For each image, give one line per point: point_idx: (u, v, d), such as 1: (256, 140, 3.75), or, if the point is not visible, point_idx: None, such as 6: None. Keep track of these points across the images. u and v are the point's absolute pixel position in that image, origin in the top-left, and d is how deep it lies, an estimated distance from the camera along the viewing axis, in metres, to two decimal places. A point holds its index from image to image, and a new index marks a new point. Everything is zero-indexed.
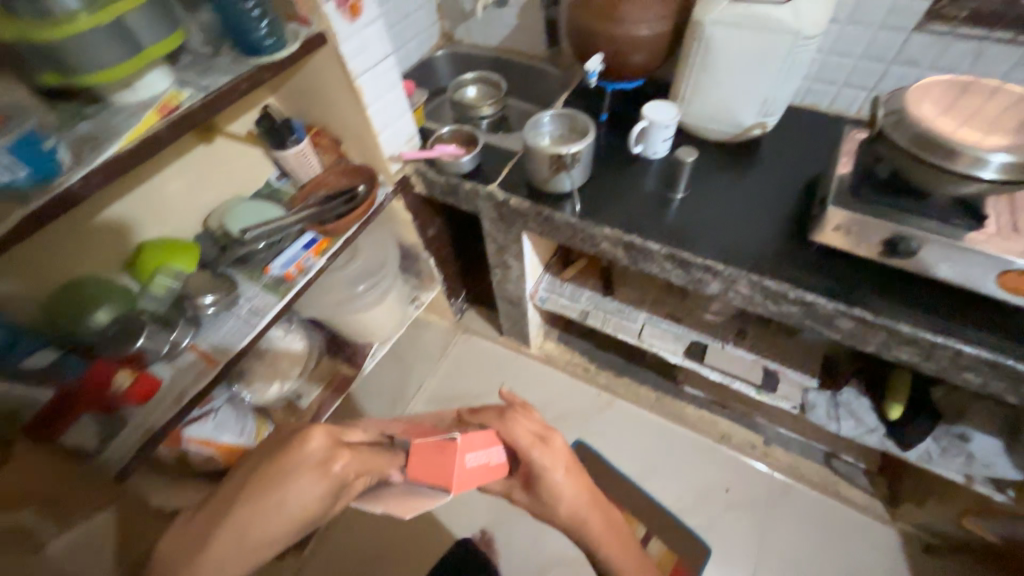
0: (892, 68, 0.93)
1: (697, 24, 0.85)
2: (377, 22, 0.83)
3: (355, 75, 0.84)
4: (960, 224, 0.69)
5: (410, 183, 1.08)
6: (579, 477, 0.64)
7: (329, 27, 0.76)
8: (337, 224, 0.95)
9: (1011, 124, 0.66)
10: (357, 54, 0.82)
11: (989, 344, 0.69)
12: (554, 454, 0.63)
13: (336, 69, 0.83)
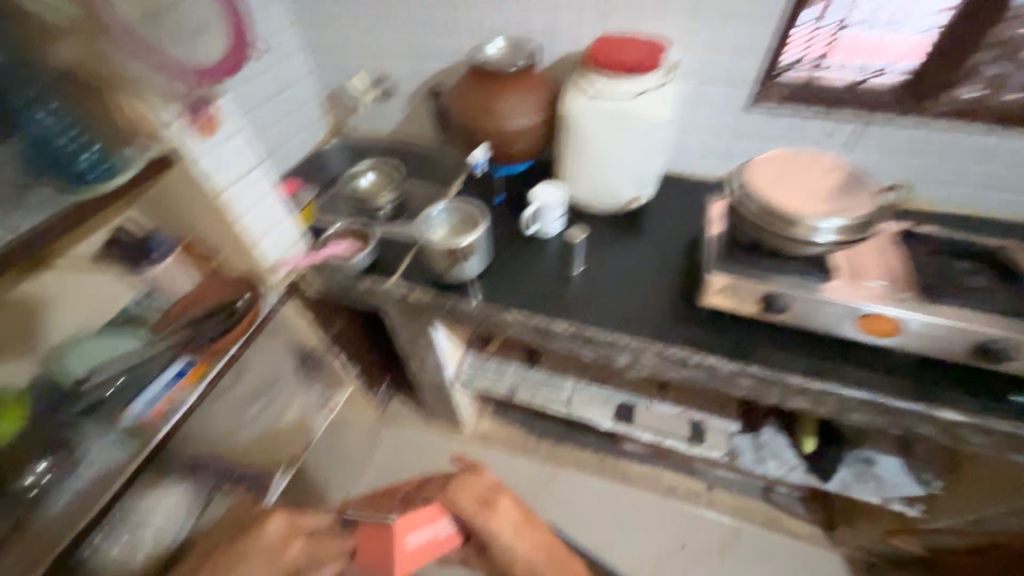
0: (737, 139, 1.06)
1: (565, 117, 0.91)
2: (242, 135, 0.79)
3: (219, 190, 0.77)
4: (814, 279, 0.77)
5: (301, 286, 0.98)
6: (526, 530, 0.71)
7: (179, 144, 0.70)
8: (213, 345, 0.84)
9: (835, 191, 0.76)
10: (218, 167, 0.76)
11: (868, 383, 0.74)
12: (501, 513, 0.70)
13: (198, 185, 0.76)
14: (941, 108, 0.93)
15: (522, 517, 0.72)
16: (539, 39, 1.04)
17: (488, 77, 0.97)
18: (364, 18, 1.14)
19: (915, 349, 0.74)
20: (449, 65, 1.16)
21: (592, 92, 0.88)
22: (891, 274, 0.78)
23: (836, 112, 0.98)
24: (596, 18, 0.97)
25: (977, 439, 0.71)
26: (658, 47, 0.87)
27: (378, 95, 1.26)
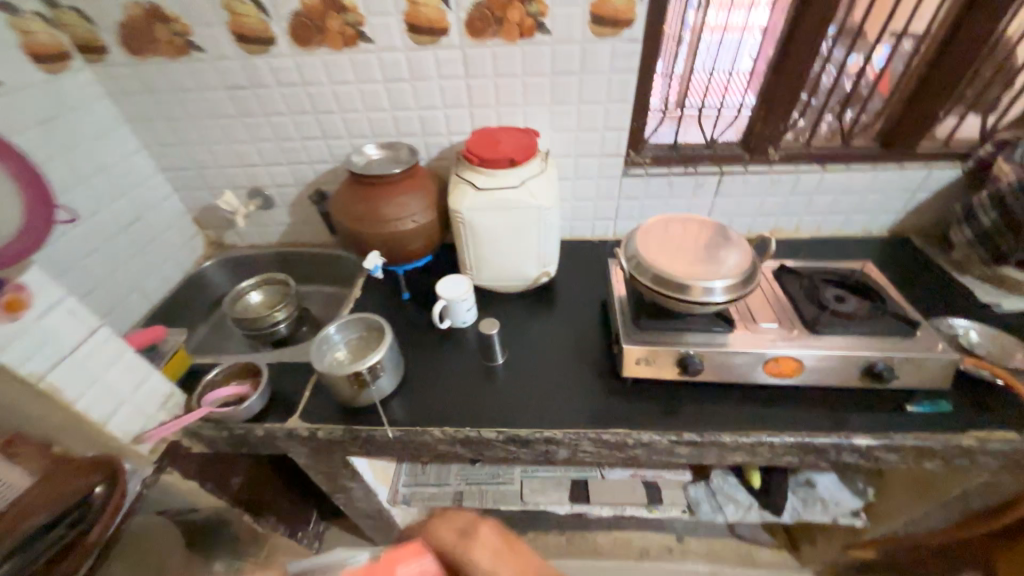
0: (622, 202, 1.13)
1: (454, 211, 0.90)
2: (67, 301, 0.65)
3: (38, 375, 0.62)
4: (719, 331, 0.80)
5: (180, 448, 0.82)
6: (520, 554, 0.54)
7: None
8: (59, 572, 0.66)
9: (715, 250, 0.81)
10: (32, 353, 0.61)
11: (789, 424, 0.77)
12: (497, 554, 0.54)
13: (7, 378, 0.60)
14: (780, 153, 1.05)
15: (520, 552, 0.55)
16: (416, 137, 1.04)
17: (369, 183, 0.92)
18: (225, 135, 1.07)
19: (821, 383, 0.79)
20: (329, 170, 1.11)
21: (475, 186, 0.88)
22: (781, 314, 0.84)
23: (699, 167, 1.08)
24: (467, 113, 1.00)
25: (892, 457, 0.75)
26: (529, 138, 0.90)
27: (255, 208, 1.17)
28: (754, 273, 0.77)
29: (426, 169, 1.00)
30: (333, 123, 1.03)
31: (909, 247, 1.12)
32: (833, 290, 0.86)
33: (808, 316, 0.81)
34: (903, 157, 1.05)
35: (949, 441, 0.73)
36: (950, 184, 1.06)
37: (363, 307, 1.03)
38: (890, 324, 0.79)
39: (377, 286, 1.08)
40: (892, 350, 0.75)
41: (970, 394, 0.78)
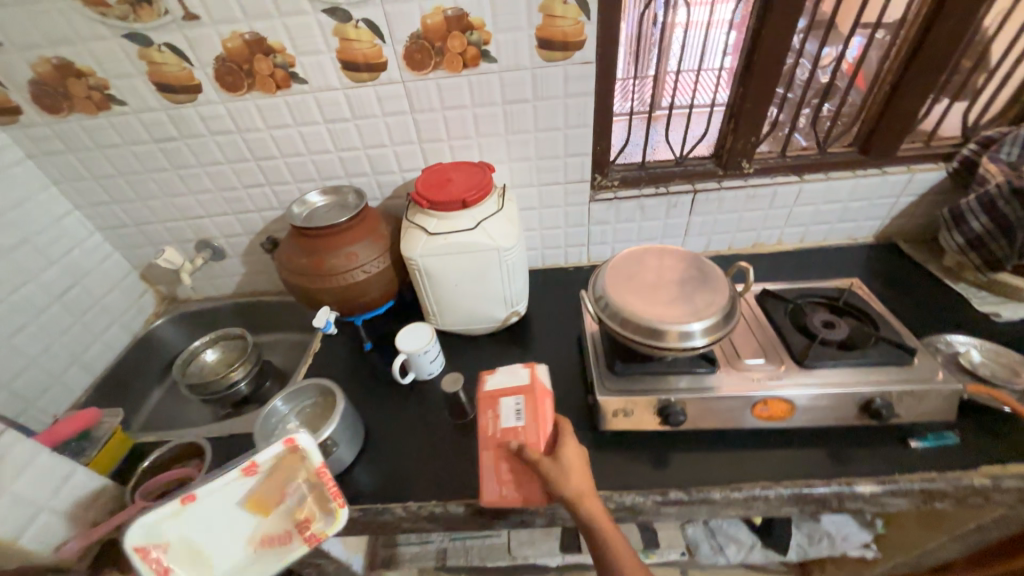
0: (593, 227, 1.06)
1: (407, 259, 0.83)
2: None
3: None
4: (701, 372, 0.73)
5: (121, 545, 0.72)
6: (587, 471, 0.62)
7: None
8: None
9: (688, 286, 0.74)
10: None
11: (784, 473, 0.70)
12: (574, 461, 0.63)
13: None
14: (754, 167, 1.00)
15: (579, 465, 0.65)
16: (367, 177, 0.98)
17: (312, 236, 0.85)
18: (162, 189, 1.00)
19: (815, 423, 0.72)
20: (279, 216, 1.04)
21: (427, 231, 0.81)
22: (768, 348, 0.77)
23: (671, 187, 1.01)
24: (418, 149, 0.94)
25: (898, 502, 0.68)
26: (482, 175, 0.84)
27: (204, 261, 1.10)
28: (731, 310, 0.71)
29: (377, 211, 0.92)
30: (276, 169, 0.96)
31: (899, 254, 1.06)
32: (822, 315, 0.80)
33: (797, 348, 0.75)
34: (883, 162, 0.99)
35: (958, 482, 0.66)
36: (935, 186, 1.01)
37: (322, 362, 0.95)
38: (884, 352, 0.72)
39: (337, 337, 1.01)
40: (888, 383, 0.69)
41: (977, 424, 0.72)
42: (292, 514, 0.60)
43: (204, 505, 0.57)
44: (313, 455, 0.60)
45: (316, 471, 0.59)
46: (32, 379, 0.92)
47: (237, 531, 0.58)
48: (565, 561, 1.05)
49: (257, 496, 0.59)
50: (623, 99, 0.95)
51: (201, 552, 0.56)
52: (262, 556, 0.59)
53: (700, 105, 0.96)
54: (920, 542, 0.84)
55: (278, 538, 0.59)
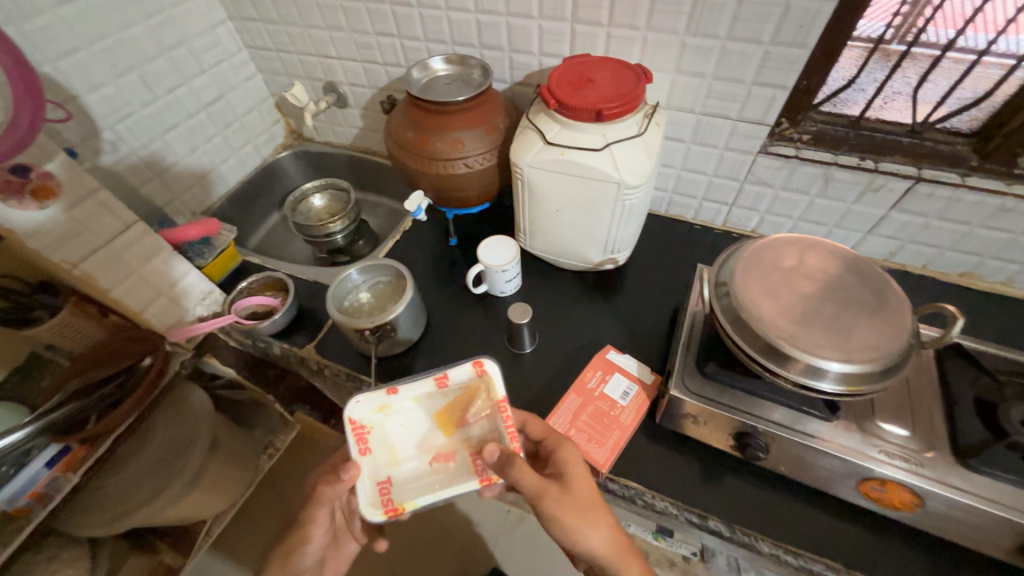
0: (747, 186, 0.84)
1: (513, 164, 0.72)
2: (101, 192, 0.68)
3: (74, 261, 0.67)
4: (813, 416, 0.58)
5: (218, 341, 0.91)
6: (588, 487, 0.57)
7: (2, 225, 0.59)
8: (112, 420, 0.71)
9: (849, 311, 0.55)
10: (69, 241, 0.66)
11: (862, 562, 0.58)
12: (572, 495, 0.56)
13: (43, 260, 0.65)
14: None
15: (597, 503, 0.57)
16: (500, 52, 0.83)
17: (424, 108, 0.77)
18: (302, 17, 0.96)
19: (937, 531, 0.56)
20: (401, 75, 0.96)
21: (545, 138, 0.68)
22: (920, 418, 0.58)
23: (882, 163, 0.73)
24: (568, 31, 0.76)
25: None
26: (632, 82, 0.65)
27: (328, 105, 1.09)
28: (899, 363, 0.52)
29: (498, 97, 0.80)
30: (409, 18, 0.86)
31: None
32: None
33: (966, 438, 0.54)
34: None
35: None
36: None
37: (406, 244, 0.95)
38: None
39: (427, 223, 0.98)
40: None
41: None
42: (471, 447, 0.60)
43: (403, 401, 0.61)
44: (497, 386, 0.61)
45: (496, 403, 0.60)
46: (179, 176, 1.04)
47: (423, 439, 0.60)
48: None
49: (446, 411, 0.61)
50: (867, 17, 0.66)
51: (394, 448, 0.59)
52: (438, 475, 0.58)
53: (999, 52, 0.63)
54: None
55: (453, 461, 0.59)
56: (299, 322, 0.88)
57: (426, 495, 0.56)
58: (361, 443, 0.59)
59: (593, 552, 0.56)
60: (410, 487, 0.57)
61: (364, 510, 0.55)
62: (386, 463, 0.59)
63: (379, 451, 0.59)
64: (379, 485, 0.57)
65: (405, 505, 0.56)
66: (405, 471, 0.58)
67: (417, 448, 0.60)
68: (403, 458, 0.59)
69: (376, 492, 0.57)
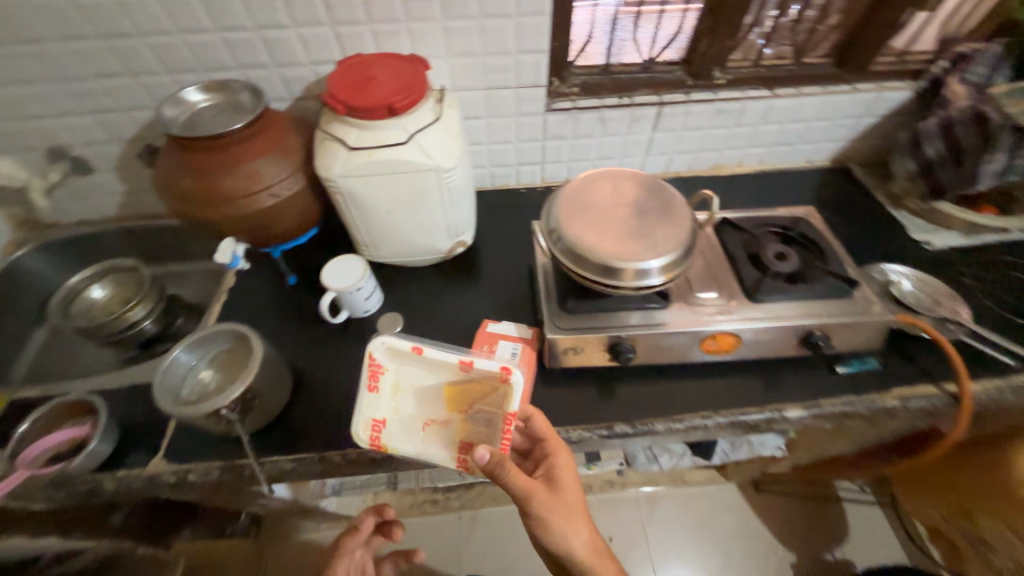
0: (548, 143, 0.94)
1: (324, 181, 0.69)
2: None
3: None
4: (655, 308, 0.70)
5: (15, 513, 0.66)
6: (572, 490, 0.64)
7: None
8: None
9: (651, 218, 0.67)
10: None
11: (725, 402, 0.73)
12: (557, 498, 0.63)
13: None
14: (727, 77, 0.89)
15: (578, 507, 0.64)
16: (265, 69, 0.77)
17: (197, 148, 0.67)
18: None
19: (758, 355, 0.74)
20: (152, 119, 0.82)
21: (346, 145, 0.66)
22: (721, 279, 0.74)
23: (635, 97, 0.89)
24: (331, 34, 0.73)
25: (820, 421, 0.74)
26: (413, 72, 0.67)
27: (63, 175, 0.87)
28: (693, 245, 0.66)
29: (282, 116, 0.74)
30: (135, 52, 0.73)
31: (851, 178, 1.04)
32: (776, 246, 0.76)
33: (748, 281, 0.72)
34: (855, 77, 0.92)
35: (873, 403, 0.71)
36: (898, 107, 0.96)
37: (237, 301, 0.83)
38: (831, 286, 0.72)
39: (254, 271, 0.87)
40: (831, 317, 0.70)
41: (897, 348, 0.76)
42: (466, 429, 0.63)
43: (422, 361, 0.64)
44: (513, 400, 0.60)
45: (506, 414, 0.60)
46: None
47: (424, 402, 0.64)
48: None
49: (454, 393, 0.63)
50: None
51: (400, 393, 0.64)
52: (423, 439, 0.62)
53: None
54: (825, 443, 0.93)
55: (442, 432, 0.63)
56: (130, 440, 0.71)
57: (410, 447, 0.62)
58: (373, 379, 0.62)
59: (571, 551, 0.63)
60: (398, 437, 0.62)
61: (354, 433, 0.61)
62: (387, 406, 0.63)
63: (386, 393, 0.63)
64: (373, 423, 0.62)
65: (390, 447, 0.61)
66: (398, 422, 0.63)
67: (417, 407, 0.64)
68: (403, 408, 0.64)
69: (369, 425, 0.62)
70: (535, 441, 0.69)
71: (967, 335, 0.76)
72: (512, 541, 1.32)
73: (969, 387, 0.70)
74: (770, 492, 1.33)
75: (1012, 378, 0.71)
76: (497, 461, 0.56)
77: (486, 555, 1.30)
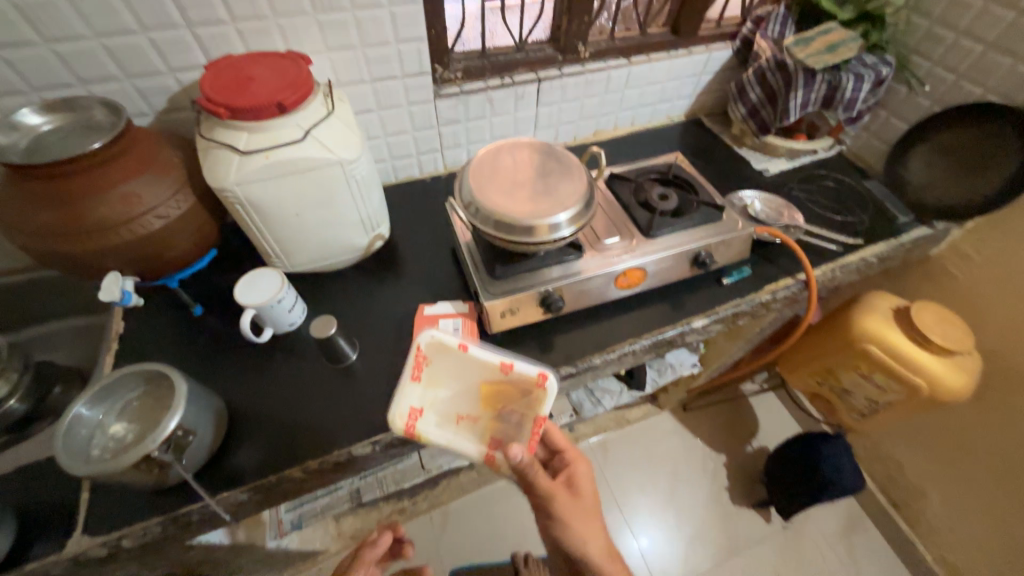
0: (443, 129, 0.97)
1: (219, 191, 0.64)
2: None
3: None
4: (572, 259, 0.78)
5: None
6: (590, 497, 0.68)
7: None
8: None
9: (553, 177, 0.74)
10: None
11: (646, 329, 0.83)
12: (576, 502, 0.67)
13: None
14: (589, 51, 1.00)
15: (596, 515, 0.68)
16: (115, 82, 0.69)
17: (51, 175, 0.59)
18: None
19: (662, 281, 0.86)
20: None
21: (238, 150, 0.62)
22: (620, 225, 0.85)
23: (515, 77, 0.96)
24: (189, 36, 0.68)
25: (720, 327, 0.88)
26: (294, 67, 0.65)
27: None
28: (592, 195, 0.74)
29: (148, 131, 0.67)
30: None
31: (703, 127, 1.23)
32: (658, 189, 0.88)
33: (642, 221, 0.84)
34: (689, 42, 1.09)
35: (752, 300, 0.87)
36: (726, 64, 1.15)
37: (135, 346, 0.74)
38: (704, 213, 0.86)
39: (148, 310, 0.78)
40: (710, 238, 0.84)
41: (761, 255, 0.94)
42: (495, 427, 0.66)
43: (463, 359, 0.66)
44: (545, 405, 0.65)
45: (536, 417, 0.65)
46: None
47: (462, 397, 0.66)
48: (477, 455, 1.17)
49: (489, 394, 0.66)
50: None
51: (436, 386, 0.66)
52: (454, 431, 0.64)
53: None
54: (727, 349, 1.11)
55: (473, 430, 0.65)
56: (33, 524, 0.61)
57: (442, 439, 0.64)
58: (417, 369, 0.65)
59: (589, 556, 0.65)
60: (432, 428, 0.64)
61: (393, 416, 0.63)
62: (423, 396, 0.65)
63: (426, 384, 0.66)
64: (412, 410, 0.64)
65: (423, 436, 0.63)
66: (434, 415, 0.65)
67: (452, 401, 0.66)
68: (439, 402, 0.66)
69: (406, 412, 0.64)
70: (556, 450, 0.74)
71: (805, 235, 0.96)
72: (490, 520, 1.36)
73: (813, 272, 0.89)
74: (696, 408, 1.53)
75: (839, 259, 0.92)
76: (528, 457, 0.61)
77: (467, 543, 1.32)
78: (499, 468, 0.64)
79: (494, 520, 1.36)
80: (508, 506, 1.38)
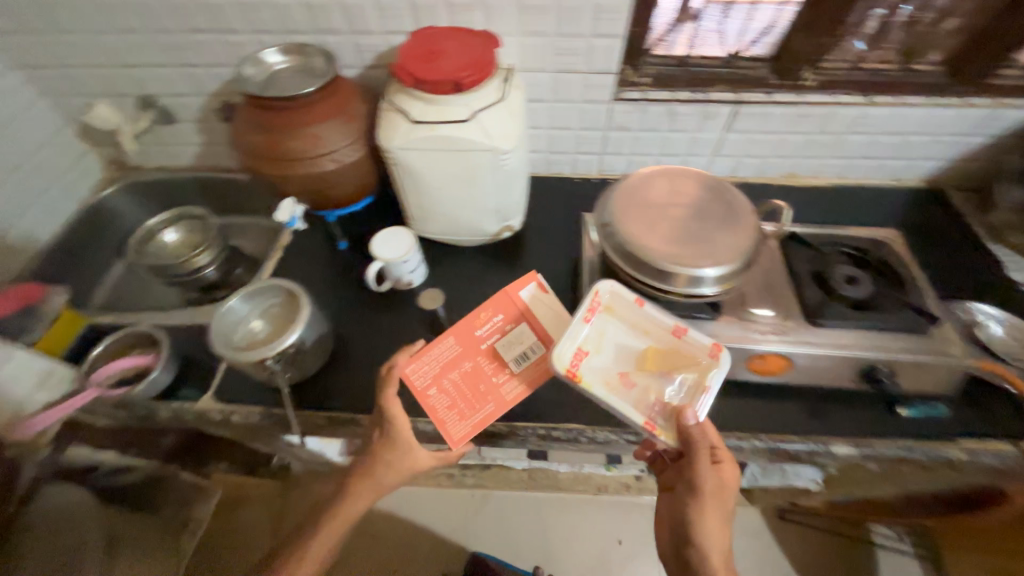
0: (610, 133, 0.90)
1: (384, 150, 0.70)
2: None
3: None
4: (704, 318, 0.67)
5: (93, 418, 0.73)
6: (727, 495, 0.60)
7: None
8: None
9: (710, 221, 0.64)
10: None
11: (768, 429, 0.68)
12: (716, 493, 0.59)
13: None
14: (816, 79, 0.82)
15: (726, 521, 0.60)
16: (340, 36, 0.78)
17: (272, 106, 0.70)
18: (83, 23, 0.81)
19: (810, 381, 0.69)
20: (233, 76, 0.87)
21: (410, 117, 0.66)
22: (778, 297, 0.69)
23: (710, 93, 0.84)
24: (405, 4, 0.73)
25: (873, 463, 0.68)
26: (481, 48, 0.66)
27: (150, 123, 0.95)
28: (753, 256, 0.61)
29: (350, 83, 0.75)
30: (224, 10, 0.77)
31: (946, 202, 0.93)
32: (845, 269, 0.70)
33: (809, 303, 0.67)
34: (969, 91, 0.81)
35: (937, 454, 0.65)
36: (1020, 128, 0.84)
37: (292, 259, 0.87)
38: (904, 319, 0.65)
39: (309, 232, 0.91)
40: (899, 352, 0.64)
41: (975, 398, 0.69)
42: (656, 392, 0.58)
43: (635, 314, 0.63)
44: (711, 376, 0.59)
45: (701, 386, 0.59)
46: None
47: (629, 353, 0.61)
48: (532, 462, 1.14)
49: (655, 354, 0.61)
50: None
51: (605, 335, 0.62)
52: (614, 386, 0.58)
53: None
54: (870, 485, 0.87)
55: (634, 390, 0.58)
56: (184, 373, 0.77)
57: (603, 390, 0.57)
58: (591, 312, 0.62)
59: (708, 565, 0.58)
60: (595, 375, 0.58)
61: (560, 350, 0.58)
62: (591, 341, 0.61)
63: (595, 330, 0.62)
64: (577, 350, 0.60)
65: (584, 380, 0.57)
66: (597, 364, 0.60)
67: (615, 356, 0.61)
68: (603, 352, 0.60)
69: (574, 351, 0.59)
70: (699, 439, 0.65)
71: None
72: (527, 527, 1.34)
73: None
74: (797, 525, 1.26)
75: None
76: (698, 429, 0.56)
77: (498, 537, 1.33)
78: (657, 434, 0.56)
79: (531, 529, 1.34)
80: (548, 521, 1.35)
